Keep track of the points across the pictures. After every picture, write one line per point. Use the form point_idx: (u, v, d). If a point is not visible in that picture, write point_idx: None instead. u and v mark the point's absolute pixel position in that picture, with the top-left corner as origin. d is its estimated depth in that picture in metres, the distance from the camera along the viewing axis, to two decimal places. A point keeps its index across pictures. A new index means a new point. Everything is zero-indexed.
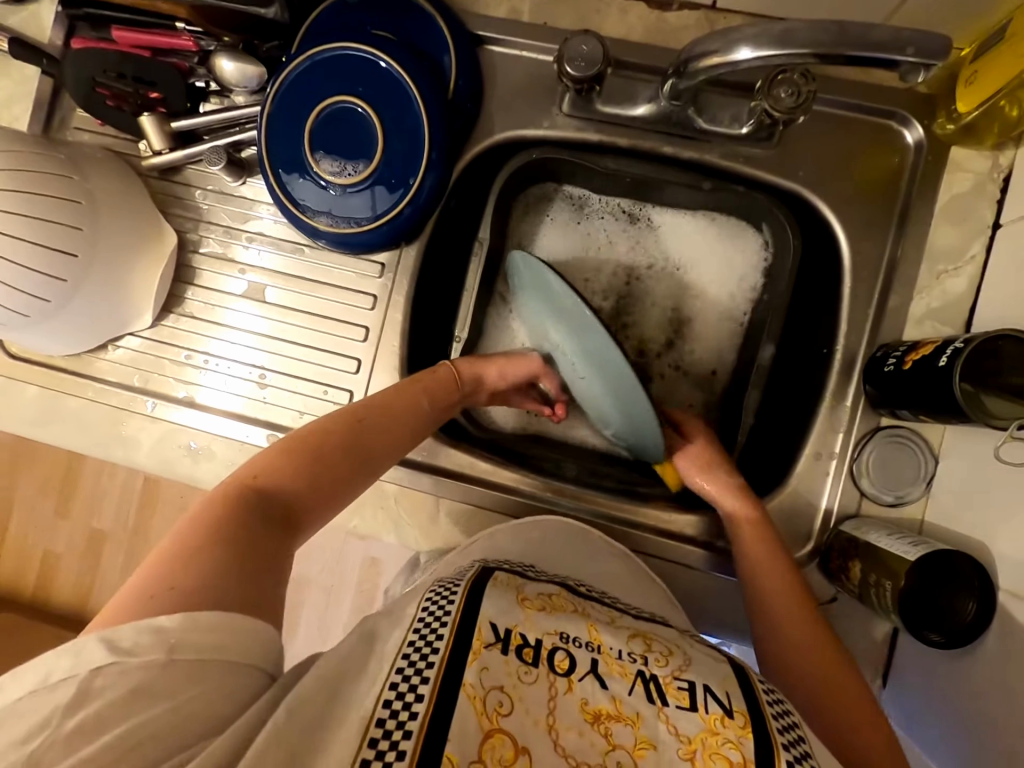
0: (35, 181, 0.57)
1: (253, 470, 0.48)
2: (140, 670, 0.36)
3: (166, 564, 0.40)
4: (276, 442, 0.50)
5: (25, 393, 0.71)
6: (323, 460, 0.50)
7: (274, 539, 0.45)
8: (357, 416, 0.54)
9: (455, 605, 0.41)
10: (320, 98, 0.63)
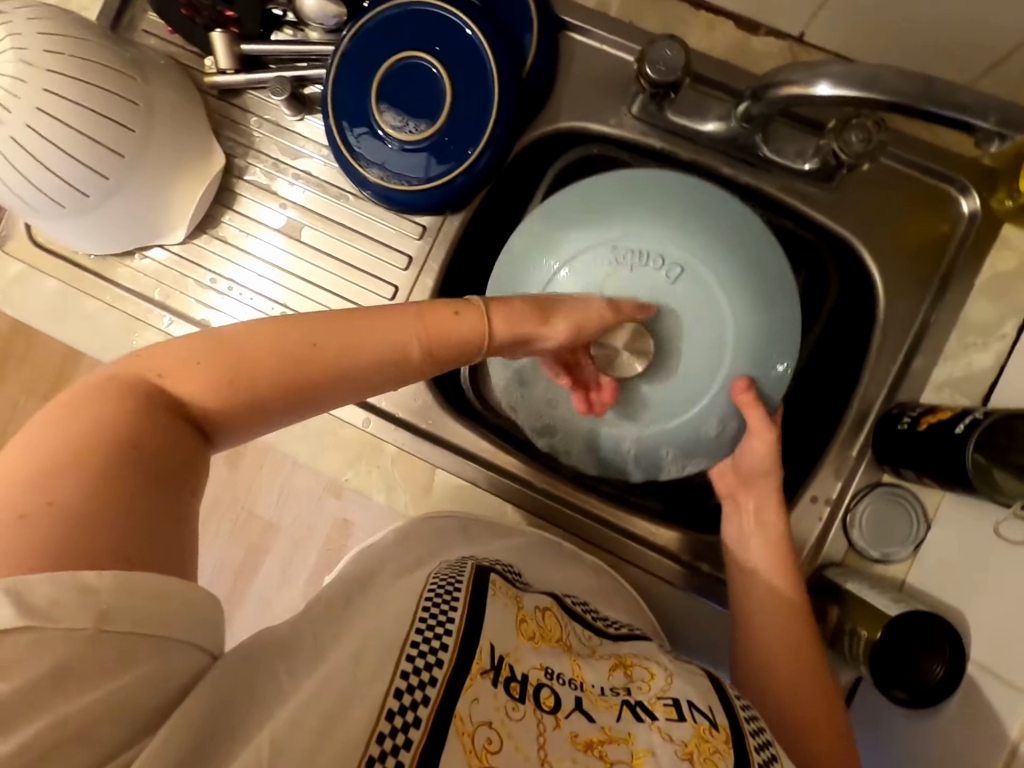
0: (94, 72, 0.57)
1: (159, 373, 0.43)
2: (64, 644, 0.32)
3: (46, 469, 0.36)
4: (209, 334, 0.44)
5: (43, 284, 0.70)
6: (240, 381, 0.43)
7: (181, 445, 0.42)
8: (297, 343, 0.44)
9: (459, 610, 0.41)
10: (395, 51, 0.63)
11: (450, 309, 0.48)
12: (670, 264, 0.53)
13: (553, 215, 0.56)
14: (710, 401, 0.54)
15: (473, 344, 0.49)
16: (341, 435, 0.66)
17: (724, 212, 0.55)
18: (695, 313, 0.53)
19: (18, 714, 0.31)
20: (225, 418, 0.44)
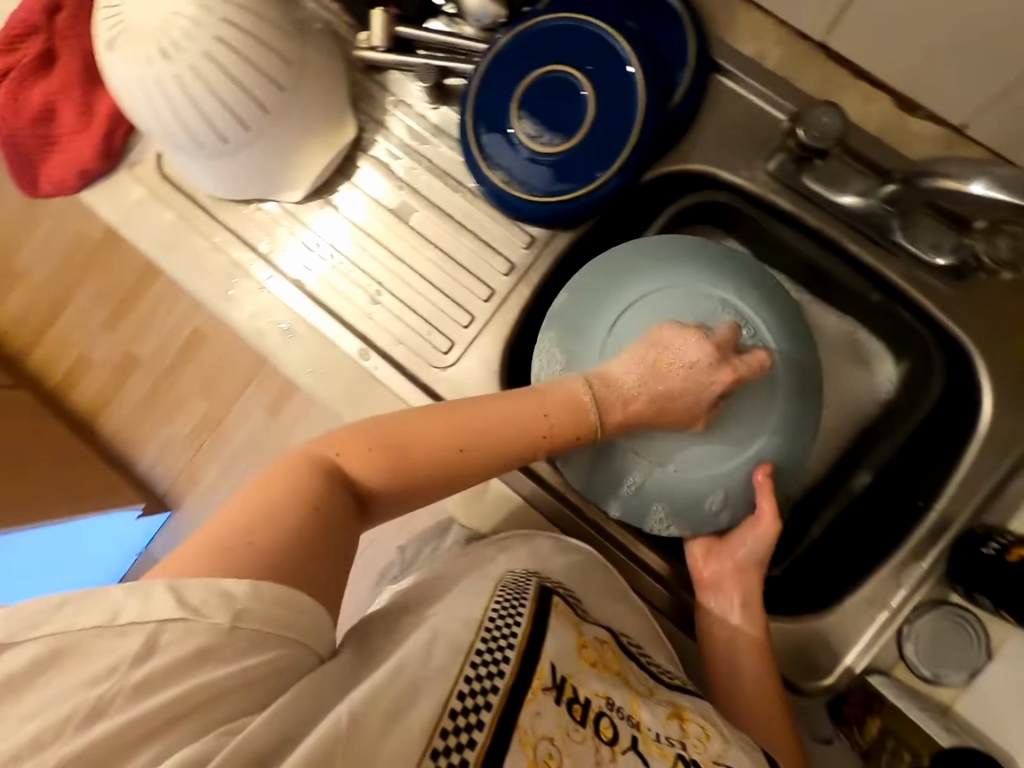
0: (262, 28, 0.60)
1: (331, 452, 0.48)
2: (207, 632, 0.36)
3: (245, 523, 0.41)
4: (374, 420, 0.50)
5: (160, 215, 0.73)
6: (400, 460, 0.49)
7: (350, 519, 0.46)
8: (448, 425, 0.51)
9: (523, 629, 0.46)
10: (548, 63, 0.63)
11: (570, 392, 0.53)
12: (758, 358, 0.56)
13: (642, 264, 0.60)
14: (733, 487, 0.57)
15: (588, 426, 0.53)
16: None
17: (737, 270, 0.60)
18: (762, 407, 0.56)
19: (170, 676, 0.35)
20: (383, 494, 0.49)
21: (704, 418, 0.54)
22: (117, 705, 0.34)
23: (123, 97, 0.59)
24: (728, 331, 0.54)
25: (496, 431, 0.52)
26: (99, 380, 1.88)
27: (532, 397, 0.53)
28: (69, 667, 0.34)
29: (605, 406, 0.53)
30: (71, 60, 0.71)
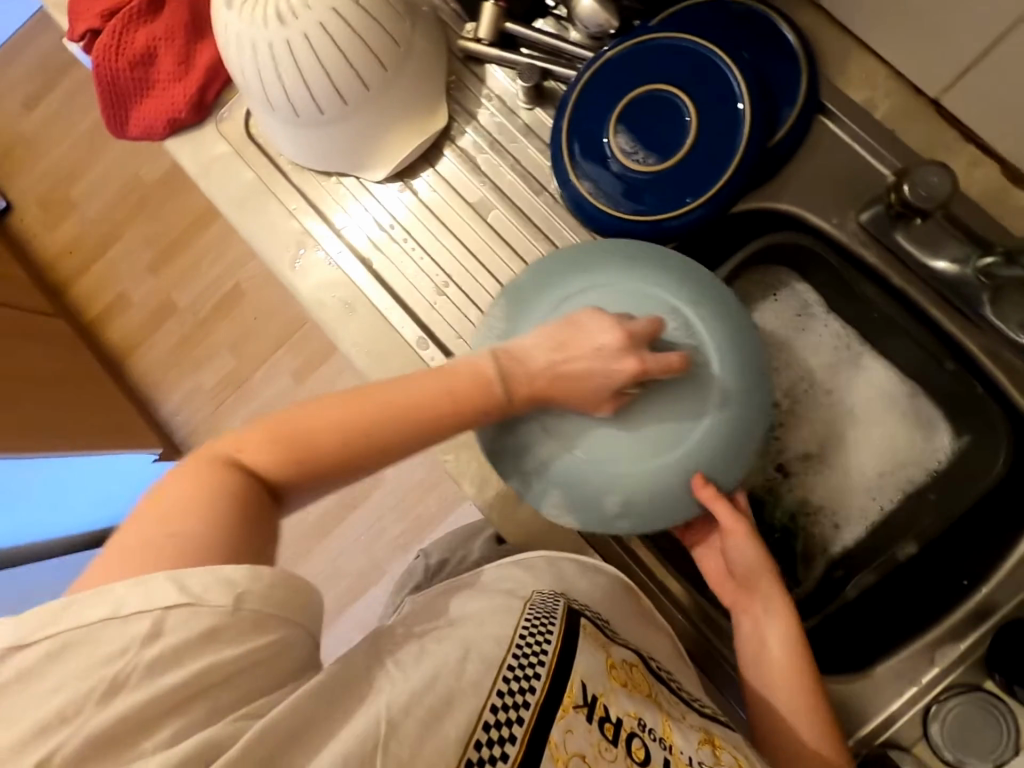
0: (376, 6, 0.60)
1: (230, 449, 0.45)
2: (210, 616, 0.37)
3: (161, 526, 0.40)
4: (274, 412, 0.46)
5: (241, 174, 0.74)
6: (297, 448, 0.45)
7: (253, 509, 0.43)
8: (348, 411, 0.46)
9: (552, 645, 0.47)
10: (654, 81, 0.62)
11: (474, 370, 0.49)
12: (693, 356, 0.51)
13: (585, 251, 0.55)
14: (637, 494, 0.51)
15: (494, 405, 0.49)
16: None
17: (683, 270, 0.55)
18: (687, 412, 0.51)
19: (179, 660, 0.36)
20: (290, 486, 0.45)
21: (607, 406, 0.49)
22: (132, 683, 0.35)
23: (229, 58, 0.60)
24: (647, 321, 0.50)
25: (398, 415, 0.47)
26: (143, 318, 1.92)
27: (439, 378, 0.48)
28: (83, 643, 0.35)
29: (511, 381, 0.49)
30: (180, 10, 0.71)
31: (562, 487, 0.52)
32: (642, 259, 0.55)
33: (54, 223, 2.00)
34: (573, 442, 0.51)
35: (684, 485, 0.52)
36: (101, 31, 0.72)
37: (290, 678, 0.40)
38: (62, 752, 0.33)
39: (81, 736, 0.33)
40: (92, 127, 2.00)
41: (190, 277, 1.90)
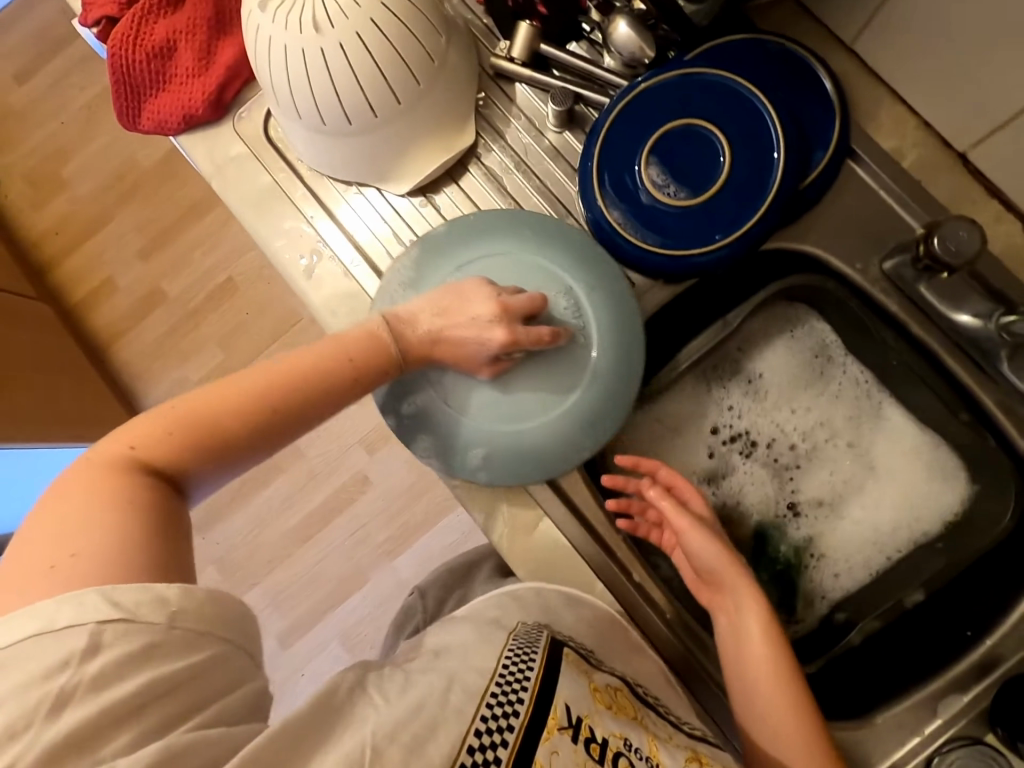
0: (414, 20, 0.58)
1: (125, 446, 0.45)
2: (144, 633, 0.37)
3: (52, 536, 0.39)
4: (163, 407, 0.48)
5: (257, 176, 0.71)
6: (202, 429, 0.48)
7: (164, 499, 0.44)
8: (243, 384, 0.50)
9: (535, 673, 0.49)
10: (688, 115, 0.61)
11: (369, 333, 0.56)
12: (576, 332, 0.61)
13: (483, 227, 0.63)
14: (500, 446, 0.61)
15: (391, 362, 0.56)
16: None
17: (568, 248, 0.62)
18: (564, 376, 0.61)
19: (114, 676, 0.36)
20: (195, 468, 0.47)
21: (486, 370, 0.58)
22: (77, 697, 0.35)
23: (257, 59, 0.58)
24: (522, 302, 0.57)
25: (303, 375, 0.52)
26: (128, 305, 1.87)
27: (327, 346, 0.54)
28: (33, 652, 0.35)
29: (403, 339, 0.57)
30: (203, 4, 0.69)
31: (428, 430, 0.62)
32: (533, 236, 0.63)
33: (41, 201, 1.93)
34: (462, 396, 0.61)
35: (548, 442, 0.61)
36: (119, 19, 0.70)
37: (234, 691, 0.40)
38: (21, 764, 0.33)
39: (41, 746, 0.33)
40: (88, 105, 1.93)
41: (181, 267, 1.85)
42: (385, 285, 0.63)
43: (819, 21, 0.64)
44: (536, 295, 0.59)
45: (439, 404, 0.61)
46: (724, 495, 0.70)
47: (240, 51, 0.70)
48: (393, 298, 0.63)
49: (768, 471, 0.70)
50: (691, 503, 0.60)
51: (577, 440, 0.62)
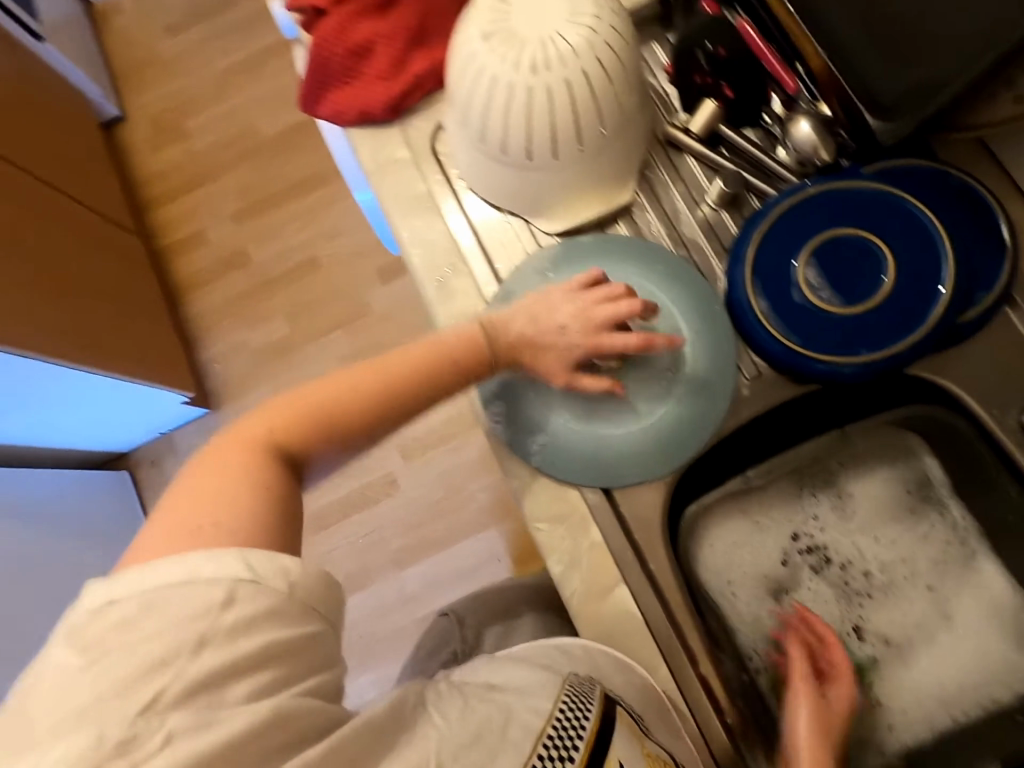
0: (620, 78, 0.60)
1: (263, 430, 0.49)
2: (269, 596, 0.41)
3: (196, 516, 0.42)
4: (285, 399, 0.51)
5: (415, 182, 0.74)
6: (327, 419, 0.51)
7: (288, 486, 0.47)
8: (361, 380, 0.52)
9: (591, 723, 0.47)
10: (858, 227, 0.62)
11: (466, 337, 0.58)
12: (667, 369, 0.63)
13: (617, 247, 0.67)
14: (563, 442, 0.63)
15: (482, 365, 0.58)
16: (561, 490, 0.63)
17: (688, 294, 0.65)
18: (651, 394, 0.63)
19: (238, 633, 0.39)
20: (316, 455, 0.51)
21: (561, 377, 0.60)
22: (215, 642, 0.38)
23: (464, 80, 0.60)
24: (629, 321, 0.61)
25: (411, 370, 0.54)
26: (212, 259, 1.97)
27: (426, 345, 0.56)
28: (177, 598, 0.38)
29: (496, 343, 0.58)
30: (409, 15, 0.72)
31: (505, 399, 0.65)
32: (661, 271, 0.66)
33: (159, 145, 2.08)
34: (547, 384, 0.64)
35: (610, 459, 0.63)
36: (324, 11, 0.74)
37: (326, 669, 0.43)
38: (168, 693, 0.36)
39: (185, 680, 0.37)
40: (223, 73, 2.12)
41: (274, 236, 1.97)
42: (520, 269, 0.68)
43: (1000, 163, 0.64)
44: (638, 302, 0.59)
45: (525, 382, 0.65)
46: (787, 612, 0.67)
47: (432, 66, 0.73)
48: (524, 280, 0.68)
49: (835, 592, 0.67)
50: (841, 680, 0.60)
51: (640, 470, 0.63)
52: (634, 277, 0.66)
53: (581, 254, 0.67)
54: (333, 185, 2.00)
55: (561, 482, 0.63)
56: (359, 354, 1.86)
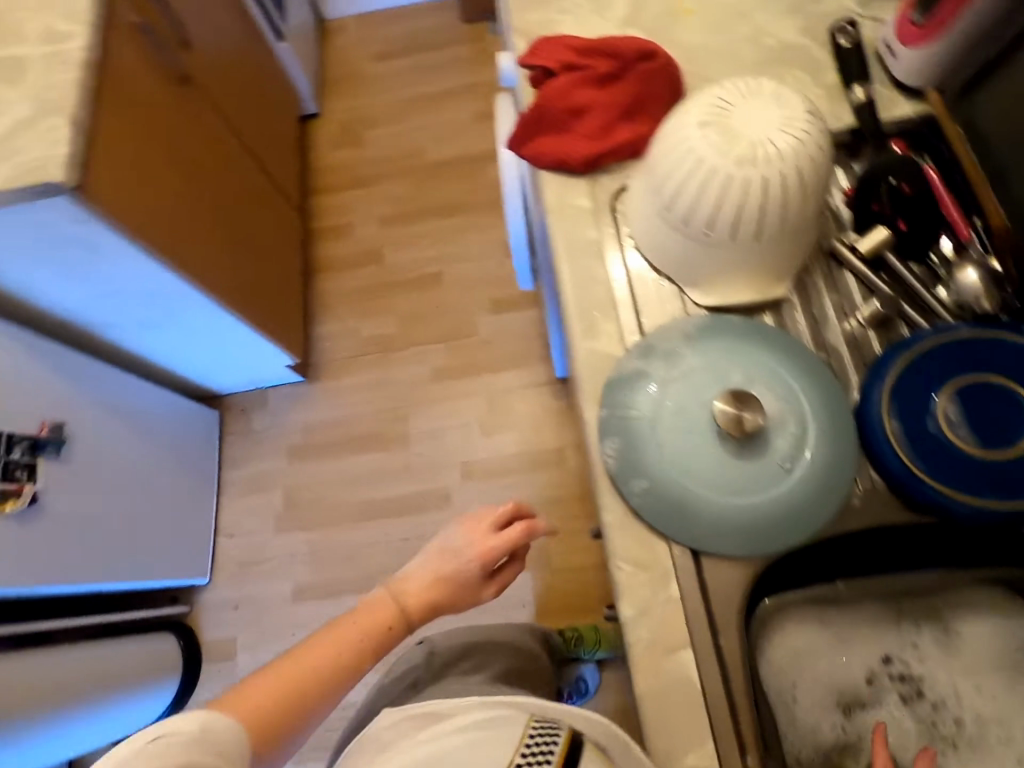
0: (811, 187, 0.66)
1: (256, 699, 0.69)
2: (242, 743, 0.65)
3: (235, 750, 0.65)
4: (258, 683, 0.70)
5: (588, 229, 0.82)
6: (293, 692, 0.71)
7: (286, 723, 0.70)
8: (312, 658, 0.73)
9: (558, 746, 0.61)
10: (1010, 377, 0.63)
11: (379, 610, 0.78)
12: (785, 454, 0.63)
13: (761, 334, 0.71)
14: (663, 491, 0.65)
15: (398, 618, 0.78)
16: (651, 538, 0.66)
17: (822, 394, 0.66)
18: (763, 473, 0.63)
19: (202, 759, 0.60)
20: (304, 710, 0.71)
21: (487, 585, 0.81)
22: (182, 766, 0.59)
23: (670, 154, 0.67)
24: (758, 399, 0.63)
25: (351, 631, 0.76)
26: (350, 251, 2.16)
27: (351, 620, 0.77)
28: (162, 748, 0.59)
29: (404, 600, 0.79)
30: (625, 94, 0.83)
31: (619, 436, 0.68)
32: (799, 366, 0.68)
33: (339, 145, 2.34)
34: (662, 433, 0.66)
35: (705, 523, 0.64)
36: (553, 72, 0.86)
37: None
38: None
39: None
40: (412, 100, 2.39)
41: (410, 245, 2.15)
42: (664, 327, 0.73)
43: None
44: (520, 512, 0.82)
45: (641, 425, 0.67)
46: (855, 729, 0.66)
47: (636, 133, 0.82)
48: (665, 336, 0.72)
49: (918, 731, 0.65)
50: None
51: (730, 543, 0.64)
52: (771, 362, 0.68)
53: (725, 330, 0.71)
54: (475, 215, 2.17)
55: (652, 530, 0.66)
56: (451, 370, 1.95)
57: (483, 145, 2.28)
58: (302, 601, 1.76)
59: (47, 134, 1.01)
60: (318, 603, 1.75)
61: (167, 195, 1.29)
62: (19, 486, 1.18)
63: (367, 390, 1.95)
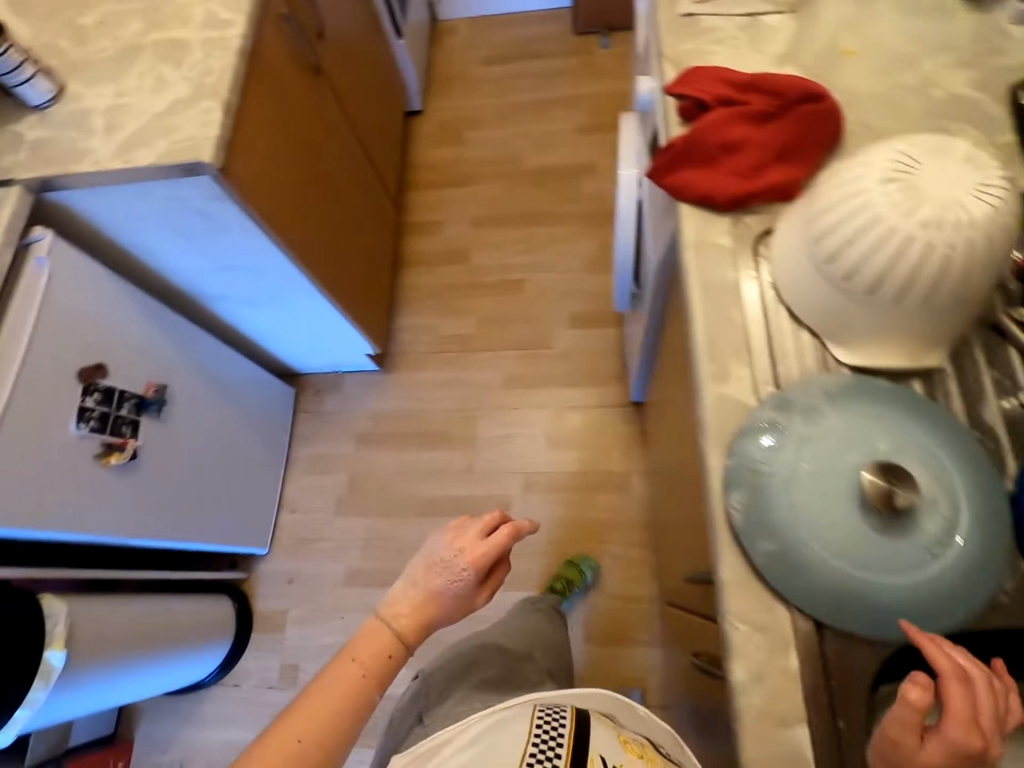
0: (994, 258, 0.62)
1: (295, 740, 0.72)
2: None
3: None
4: (281, 736, 0.73)
5: (727, 268, 0.80)
6: (318, 732, 0.74)
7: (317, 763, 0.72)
8: (324, 702, 0.77)
9: (569, 730, 0.71)
10: None
11: (376, 634, 0.84)
12: (933, 540, 0.59)
13: (917, 405, 0.67)
14: (791, 555, 0.62)
15: (396, 642, 0.84)
16: (772, 601, 0.64)
17: (979, 481, 0.62)
18: (903, 555, 0.60)
19: None
20: (333, 749, 0.74)
21: (481, 592, 0.89)
22: None
23: (843, 205, 0.65)
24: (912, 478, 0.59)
25: (361, 657, 0.81)
26: (437, 248, 2.20)
27: (352, 654, 0.82)
28: None
29: (397, 621, 0.86)
30: (785, 131, 0.80)
31: (748, 490, 0.66)
32: (959, 448, 0.64)
33: (438, 144, 2.39)
34: (797, 495, 0.64)
35: (833, 597, 0.61)
36: (706, 104, 0.85)
37: None
38: None
39: None
40: (515, 106, 2.41)
41: (495, 250, 2.17)
42: (805, 382, 0.70)
43: None
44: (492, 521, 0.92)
45: (774, 482, 0.65)
46: None
47: (793, 170, 0.80)
48: (806, 392, 0.69)
49: None
50: (979, 718, 0.51)
51: (855, 622, 0.61)
52: (924, 437, 0.64)
53: (875, 395, 0.67)
54: (564, 227, 2.16)
55: (774, 594, 0.64)
56: (523, 379, 1.95)
57: (580, 158, 2.27)
58: (352, 586, 1.79)
59: (202, 114, 1.06)
60: (367, 590, 1.79)
61: (291, 179, 1.33)
62: (124, 440, 1.25)
63: (438, 387, 1.98)
